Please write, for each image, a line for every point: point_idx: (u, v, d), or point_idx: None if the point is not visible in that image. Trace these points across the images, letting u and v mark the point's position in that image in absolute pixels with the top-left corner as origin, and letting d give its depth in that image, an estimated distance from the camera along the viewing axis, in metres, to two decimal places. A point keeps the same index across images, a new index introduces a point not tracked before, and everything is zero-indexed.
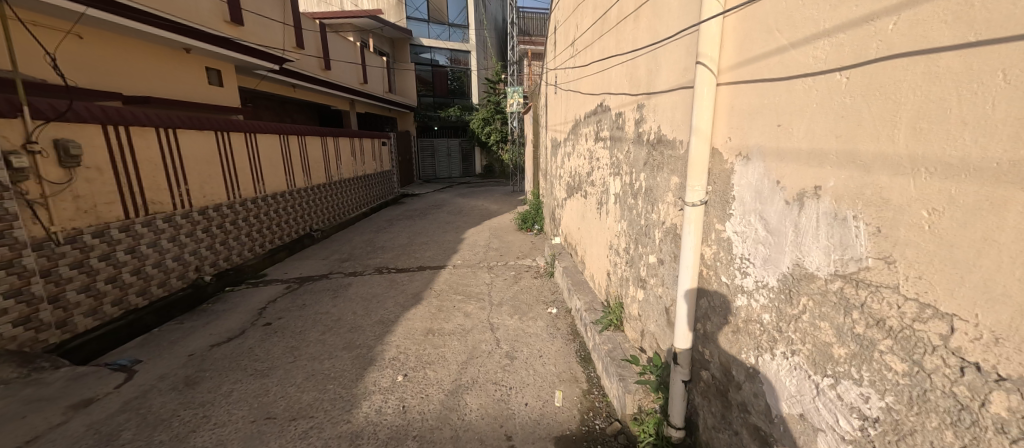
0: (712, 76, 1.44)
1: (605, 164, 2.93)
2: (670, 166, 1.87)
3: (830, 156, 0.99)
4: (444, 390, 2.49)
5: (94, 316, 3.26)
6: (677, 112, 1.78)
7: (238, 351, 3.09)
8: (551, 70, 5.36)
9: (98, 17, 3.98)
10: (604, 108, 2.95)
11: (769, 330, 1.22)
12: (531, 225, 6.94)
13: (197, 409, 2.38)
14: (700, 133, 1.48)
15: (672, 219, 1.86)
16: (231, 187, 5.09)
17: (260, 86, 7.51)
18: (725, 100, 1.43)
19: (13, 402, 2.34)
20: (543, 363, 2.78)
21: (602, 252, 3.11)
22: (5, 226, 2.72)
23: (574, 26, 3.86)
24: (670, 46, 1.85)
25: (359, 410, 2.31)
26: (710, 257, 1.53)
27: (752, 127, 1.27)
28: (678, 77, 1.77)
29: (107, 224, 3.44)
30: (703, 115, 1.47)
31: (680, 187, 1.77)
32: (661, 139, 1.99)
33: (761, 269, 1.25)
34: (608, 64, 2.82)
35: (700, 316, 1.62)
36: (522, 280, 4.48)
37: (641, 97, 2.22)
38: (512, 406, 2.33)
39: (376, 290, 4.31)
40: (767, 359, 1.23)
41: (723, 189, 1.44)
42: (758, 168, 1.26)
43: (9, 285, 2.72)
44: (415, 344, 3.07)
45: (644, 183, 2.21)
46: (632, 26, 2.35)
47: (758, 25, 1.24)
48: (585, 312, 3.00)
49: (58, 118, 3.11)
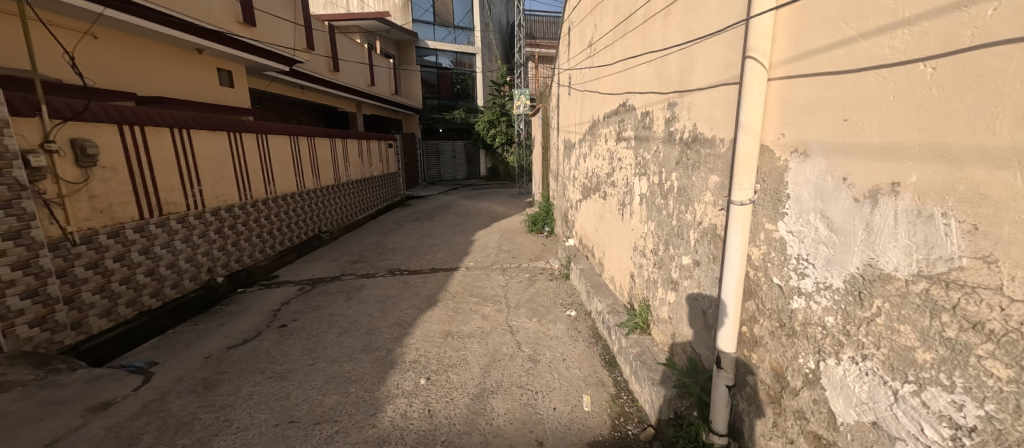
0: (763, 71, 1.39)
1: (629, 164, 2.89)
2: (708, 165, 1.83)
3: (910, 150, 0.94)
4: (469, 394, 2.44)
5: (107, 317, 3.23)
6: (717, 110, 1.73)
7: (254, 353, 3.04)
8: (564, 71, 5.32)
9: (115, 17, 3.98)
10: (627, 107, 2.91)
11: (833, 334, 1.17)
12: (542, 227, 6.89)
13: (218, 412, 2.33)
14: (749, 130, 1.43)
15: (711, 219, 1.82)
16: (242, 188, 5.06)
17: (269, 87, 7.51)
18: (776, 95, 1.38)
19: (31, 405, 2.29)
20: (567, 366, 2.73)
21: (624, 253, 3.06)
22: (22, 225, 2.68)
23: (592, 26, 3.83)
24: (707, 42, 1.80)
25: (384, 414, 2.26)
26: (759, 257, 1.48)
27: (810, 122, 1.22)
28: (718, 74, 1.72)
29: (121, 225, 3.41)
30: (752, 111, 1.42)
31: (722, 187, 1.72)
32: (696, 137, 1.94)
33: (824, 270, 1.19)
34: (632, 63, 2.77)
35: (746, 319, 1.57)
36: (537, 282, 4.44)
37: (672, 96, 2.17)
38: (540, 411, 2.27)
39: (390, 292, 4.27)
40: (831, 364, 1.18)
41: (775, 187, 1.39)
42: (818, 165, 1.20)
43: (25, 286, 2.68)
44: (435, 347, 3.03)
45: (676, 183, 2.17)
46: (661, 24, 2.30)
47: (818, 16, 1.19)
48: (608, 315, 2.96)
49: (75, 118, 3.08)
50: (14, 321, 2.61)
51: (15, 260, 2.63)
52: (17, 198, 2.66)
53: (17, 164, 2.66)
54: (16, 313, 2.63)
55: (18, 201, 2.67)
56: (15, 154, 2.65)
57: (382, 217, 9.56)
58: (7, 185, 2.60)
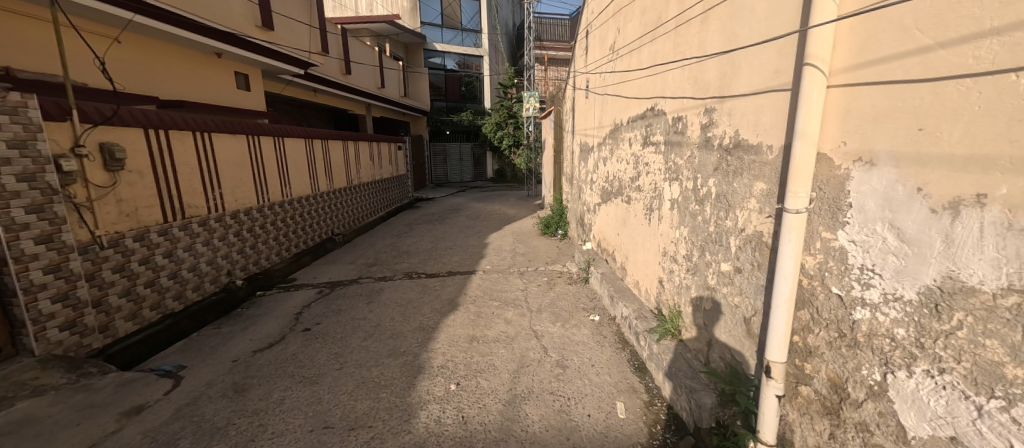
0: (823, 78, 1.38)
1: (658, 168, 2.88)
2: (753, 172, 1.81)
3: (1001, 162, 0.92)
4: (501, 400, 2.43)
5: (133, 320, 3.24)
6: (764, 116, 1.72)
7: (281, 357, 3.05)
8: (582, 74, 5.32)
9: (143, 23, 4.07)
10: (656, 112, 2.90)
11: (904, 346, 1.16)
12: (555, 229, 6.88)
13: (251, 417, 2.33)
14: (806, 137, 1.41)
15: (756, 227, 1.80)
16: (260, 191, 5.08)
17: (284, 90, 7.57)
18: (837, 103, 1.37)
19: (66, 409, 2.29)
20: (597, 372, 2.71)
21: (652, 258, 3.04)
22: (54, 230, 2.68)
23: (615, 30, 3.83)
24: (753, 48, 1.79)
25: (418, 420, 2.25)
26: (814, 267, 1.47)
27: (879, 131, 1.21)
28: (765, 80, 1.72)
29: (147, 228, 3.44)
30: (811, 118, 1.40)
31: (770, 194, 1.70)
32: (738, 143, 1.93)
33: (893, 281, 1.18)
34: (663, 68, 2.76)
35: (799, 329, 1.55)
36: (556, 286, 4.42)
37: (710, 101, 2.16)
38: (575, 417, 2.26)
39: (410, 295, 4.26)
40: (901, 376, 1.16)
41: (834, 196, 1.37)
42: (887, 174, 1.19)
43: (57, 290, 2.68)
44: (461, 352, 3.02)
45: (714, 189, 2.15)
46: (697, 29, 2.30)
47: (890, 24, 1.19)
48: (636, 320, 2.94)
49: (104, 122, 3.08)
50: (45, 325, 2.60)
51: (47, 263, 2.63)
52: (48, 203, 2.66)
53: (49, 169, 2.66)
54: (48, 317, 2.62)
55: (50, 205, 2.66)
56: (47, 159, 2.65)
57: (392, 219, 9.58)
58: (40, 189, 2.61)
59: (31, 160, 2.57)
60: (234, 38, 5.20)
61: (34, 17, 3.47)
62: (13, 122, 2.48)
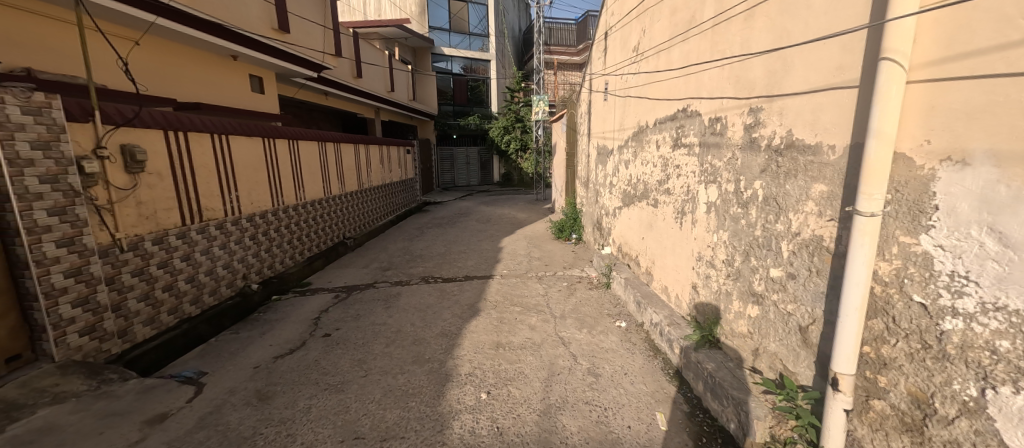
0: (903, 73, 1.30)
1: (691, 171, 2.81)
2: (809, 173, 1.74)
3: None
4: (535, 410, 2.34)
5: (151, 325, 3.18)
6: (824, 115, 1.65)
7: (303, 364, 2.98)
8: (600, 76, 5.27)
9: (166, 26, 4.08)
10: (688, 113, 2.84)
11: (1009, 360, 1.08)
12: (569, 233, 6.81)
13: (279, 426, 2.26)
14: (883, 137, 1.34)
15: (815, 230, 1.71)
16: (275, 194, 5.03)
17: (297, 94, 7.60)
18: (918, 100, 1.29)
19: (88, 417, 2.21)
20: (631, 381, 2.62)
21: (683, 263, 2.96)
22: (75, 232, 2.61)
23: (639, 31, 3.78)
24: (810, 46, 1.71)
25: (451, 431, 2.17)
26: (888, 273, 1.39)
27: (973, 129, 1.14)
28: (825, 78, 1.64)
29: (165, 231, 3.38)
30: (888, 116, 1.32)
31: (832, 197, 1.62)
32: (791, 144, 1.85)
33: (994, 289, 1.10)
34: (697, 68, 2.69)
35: (870, 339, 1.47)
36: (577, 291, 4.34)
37: (756, 100, 2.07)
38: (615, 429, 2.16)
39: (429, 301, 4.17)
40: (1005, 393, 1.09)
41: (915, 198, 1.30)
42: (984, 174, 1.12)
43: (77, 294, 2.61)
44: (488, 359, 2.94)
45: (760, 192, 2.07)
46: (739, 28, 2.23)
47: (988, 15, 1.11)
48: (668, 327, 2.86)
49: (126, 124, 3.04)
50: (65, 330, 2.53)
51: (68, 267, 2.56)
52: (70, 205, 2.59)
53: (72, 171, 2.60)
54: (68, 321, 2.55)
55: (72, 207, 2.60)
56: (70, 160, 2.60)
57: (402, 223, 9.53)
58: (61, 191, 2.55)
59: (54, 161, 2.51)
60: (251, 41, 5.19)
61: (56, 18, 3.45)
62: (37, 123, 2.43)
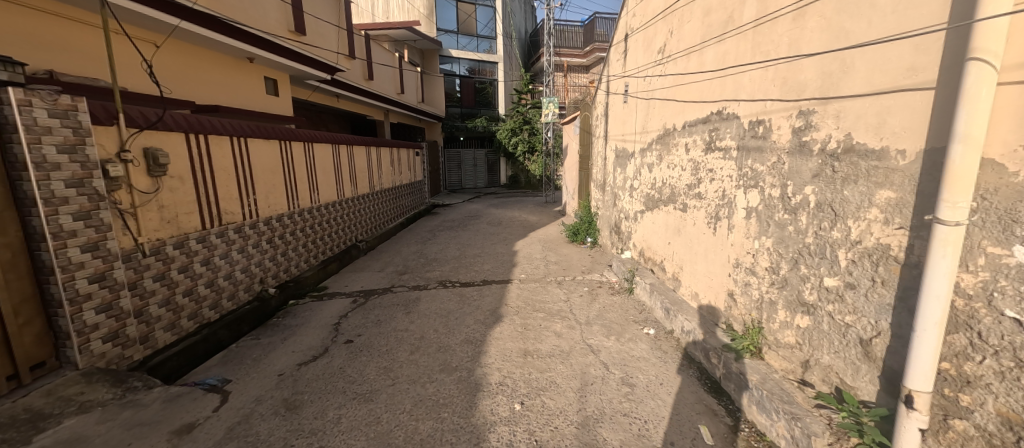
0: (993, 73, 1.23)
1: (728, 175, 2.73)
2: (874, 179, 1.66)
3: None
4: (573, 423, 2.26)
5: (171, 330, 3.13)
6: (892, 118, 1.58)
7: (328, 371, 2.92)
8: (619, 77, 5.20)
9: (188, 29, 4.06)
10: (723, 116, 2.77)
11: None
12: (584, 237, 6.73)
13: (309, 438, 2.20)
14: (970, 140, 1.26)
15: (880, 239, 1.64)
16: (291, 198, 4.99)
17: (310, 96, 7.60)
18: (1012, 102, 1.22)
19: (115, 427, 2.14)
20: (667, 392, 2.54)
21: (717, 269, 2.88)
22: (100, 237, 2.55)
23: (666, 32, 3.72)
24: (875, 47, 1.64)
25: (488, 444, 2.11)
26: (973, 286, 1.31)
27: None
28: (893, 79, 1.57)
29: (186, 235, 3.34)
30: (976, 118, 1.25)
31: (902, 204, 1.55)
32: (850, 149, 1.78)
33: None
34: (735, 70, 2.62)
35: (950, 355, 1.39)
36: (599, 297, 4.26)
37: (807, 103, 2.00)
38: (658, 443, 2.08)
39: (449, 306, 4.11)
40: None
41: (1007, 206, 1.23)
42: None
43: (101, 300, 2.54)
44: (517, 367, 2.87)
45: (812, 198, 1.99)
46: (788, 27, 2.15)
47: None
48: (704, 336, 2.77)
49: (149, 127, 2.99)
50: (89, 336, 2.46)
51: (92, 272, 2.50)
52: (95, 209, 2.53)
53: (97, 175, 2.54)
54: (92, 328, 2.48)
55: (97, 212, 2.54)
56: (96, 164, 2.54)
57: (412, 226, 9.47)
58: (87, 195, 2.49)
59: (79, 165, 2.45)
60: (268, 43, 5.16)
61: (74, 19, 3.41)
62: (63, 126, 2.37)
